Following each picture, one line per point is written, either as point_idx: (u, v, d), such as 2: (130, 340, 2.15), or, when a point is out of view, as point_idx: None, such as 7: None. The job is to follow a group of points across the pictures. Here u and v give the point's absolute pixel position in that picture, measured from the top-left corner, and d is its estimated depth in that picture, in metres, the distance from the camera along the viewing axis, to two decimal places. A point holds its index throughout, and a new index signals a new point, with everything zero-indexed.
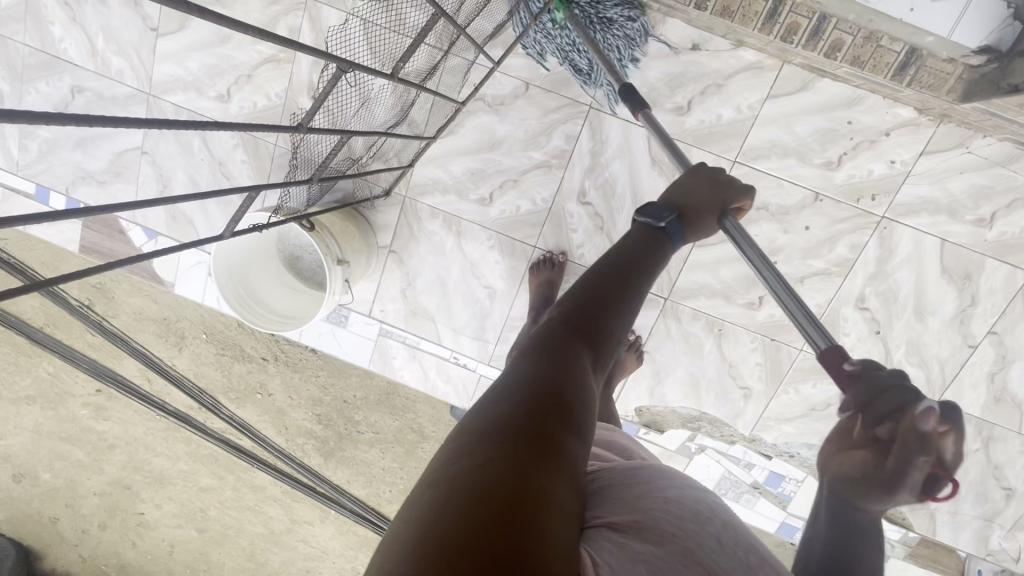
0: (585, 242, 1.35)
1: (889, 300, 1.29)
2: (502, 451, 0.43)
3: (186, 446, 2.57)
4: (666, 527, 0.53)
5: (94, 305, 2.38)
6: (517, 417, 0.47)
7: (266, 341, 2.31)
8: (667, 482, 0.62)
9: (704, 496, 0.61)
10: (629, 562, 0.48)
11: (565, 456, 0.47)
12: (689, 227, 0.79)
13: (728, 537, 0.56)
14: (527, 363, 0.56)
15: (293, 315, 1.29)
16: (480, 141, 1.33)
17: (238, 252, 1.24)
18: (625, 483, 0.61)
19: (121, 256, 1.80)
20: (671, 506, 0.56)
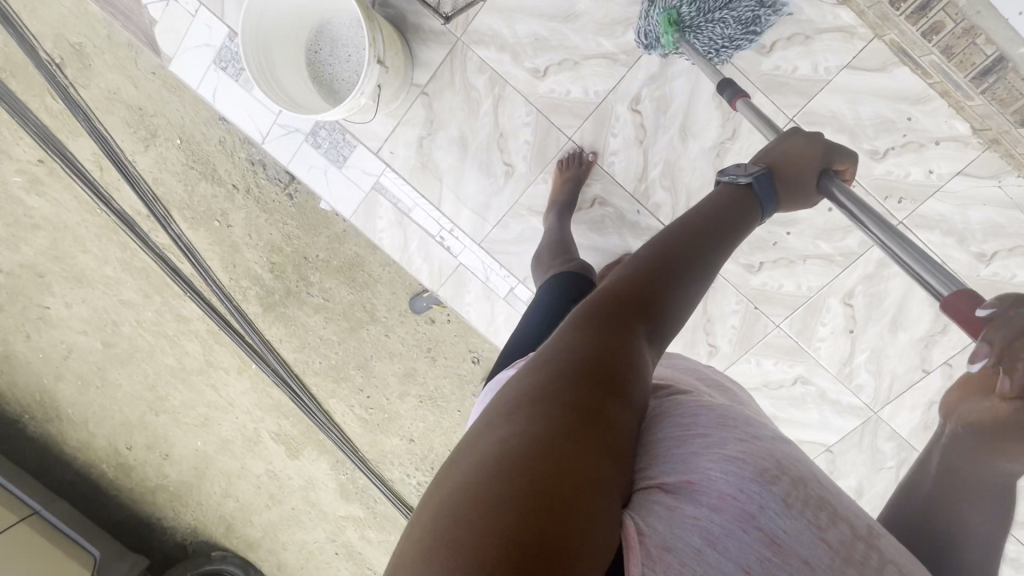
0: (619, 151, 1.33)
1: (873, 304, 1.34)
2: (546, 427, 0.43)
3: (118, 253, 2.38)
4: (723, 491, 0.45)
5: (64, 66, 2.14)
6: (563, 389, 0.46)
7: (243, 170, 2.16)
8: (728, 427, 0.50)
9: (768, 432, 0.52)
10: (678, 530, 0.43)
11: (610, 434, 0.46)
12: (781, 190, 0.81)
13: (799, 494, 0.47)
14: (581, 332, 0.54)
15: (298, 99, 1.21)
16: (557, 8, 1.26)
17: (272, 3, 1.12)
18: (685, 424, 0.51)
19: (122, 7, 1.62)
20: (734, 462, 0.47)
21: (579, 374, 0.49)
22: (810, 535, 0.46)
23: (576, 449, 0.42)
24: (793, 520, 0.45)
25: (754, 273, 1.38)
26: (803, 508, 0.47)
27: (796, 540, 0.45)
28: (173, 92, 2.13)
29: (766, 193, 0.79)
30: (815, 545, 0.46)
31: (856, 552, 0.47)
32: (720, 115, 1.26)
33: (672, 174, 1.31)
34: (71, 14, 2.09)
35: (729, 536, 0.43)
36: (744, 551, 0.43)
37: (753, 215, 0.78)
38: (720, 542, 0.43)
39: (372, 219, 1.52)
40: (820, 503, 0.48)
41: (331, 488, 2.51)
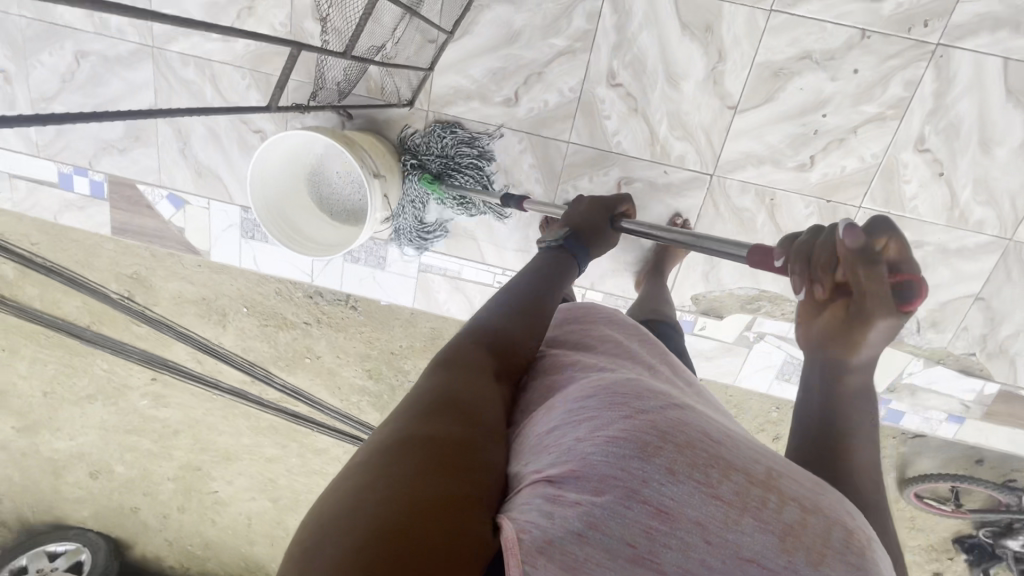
0: (620, 129, 1.30)
1: (951, 137, 1.22)
2: (398, 460, 0.48)
3: (247, 421, 2.62)
4: (605, 472, 0.47)
5: (134, 296, 2.41)
6: (412, 429, 0.52)
7: (306, 306, 2.31)
8: (616, 406, 0.52)
9: (660, 404, 0.53)
10: (558, 520, 0.45)
11: (466, 456, 0.50)
12: (587, 243, 1.01)
13: (686, 459, 0.48)
14: (450, 379, 0.61)
15: (331, 243, 1.27)
16: (499, 36, 1.26)
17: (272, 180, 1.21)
18: (573, 412, 0.54)
19: (153, 232, 1.80)
20: (611, 443, 0.49)
21: (431, 413, 0.54)
22: (699, 496, 0.46)
23: (427, 475, 0.46)
24: (678, 485, 0.46)
25: (810, 169, 1.28)
26: (690, 472, 0.47)
27: (685, 503, 0.46)
28: (220, 273, 2.32)
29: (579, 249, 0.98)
30: (705, 504, 0.46)
31: (753, 499, 0.47)
32: (700, 47, 1.21)
33: (681, 122, 1.28)
34: (118, 253, 2.34)
35: (608, 515, 0.45)
36: (629, 525, 0.45)
37: (574, 266, 0.94)
38: (600, 523, 0.45)
39: (432, 296, 1.60)
40: (711, 461, 0.48)
41: None
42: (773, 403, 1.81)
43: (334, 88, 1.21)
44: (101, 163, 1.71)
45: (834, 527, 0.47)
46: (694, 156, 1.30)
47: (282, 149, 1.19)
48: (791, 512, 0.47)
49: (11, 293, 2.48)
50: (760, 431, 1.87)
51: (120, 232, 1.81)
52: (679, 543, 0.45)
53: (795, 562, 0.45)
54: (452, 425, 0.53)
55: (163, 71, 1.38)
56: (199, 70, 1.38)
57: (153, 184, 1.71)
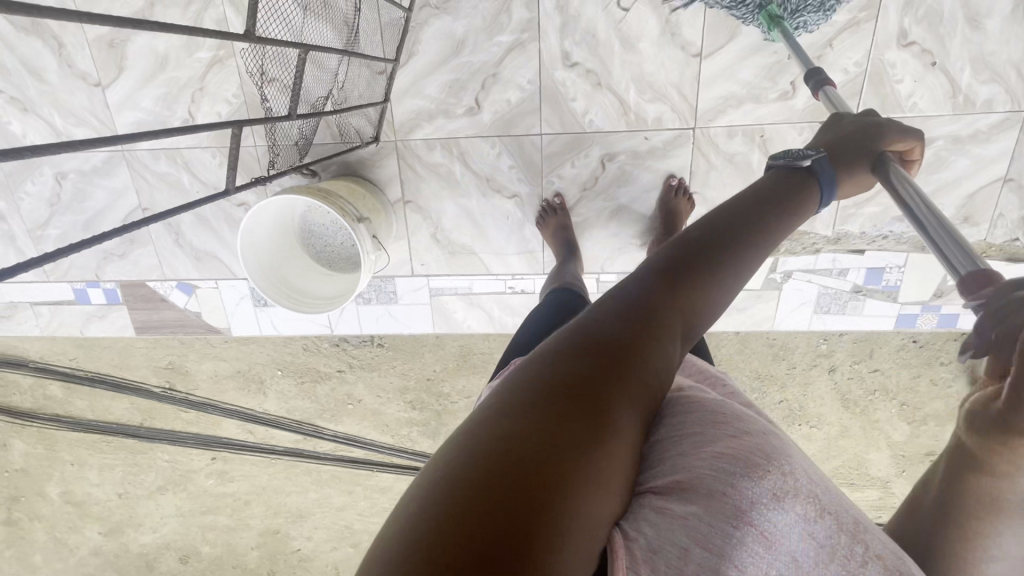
0: (589, 106, 1.26)
1: (934, 22, 1.15)
2: (549, 413, 0.41)
3: (309, 477, 2.66)
4: (715, 487, 0.45)
5: (174, 385, 2.48)
6: (575, 374, 0.44)
7: (335, 354, 2.32)
8: (720, 422, 0.51)
9: (762, 429, 0.52)
10: (663, 532, 0.44)
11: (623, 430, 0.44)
12: (841, 171, 0.69)
13: (791, 486, 0.47)
14: (603, 308, 0.51)
15: (332, 295, 1.26)
16: (445, 48, 1.24)
17: (265, 244, 1.20)
18: (683, 422, 0.52)
19: (173, 322, 1.84)
20: (719, 458, 0.47)
21: (603, 356, 0.46)
22: (799, 529, 0.46)
23: (582, 444, 0.40)
24: (784, 511, 0.46)
25: (794, 95, 1.22)
26: (793, 500, 0.47)
27: (787, 533, 0.45)
28: (247, 343, 2.36)
29: (829, 179, 0.67)
30: (802, 538, 0.46)
31: (846, 548, 0.47)
32: (647, 4, 1.17)
33: (649, 83, 1.23)
34: (150, 348, 2.41)
35: (718, 535, 0.44)
36: (735, 547, 0.44)
37: (812, 195, 0.66)
38: (707, 541, 0.43)
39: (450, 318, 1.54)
40: (808, 496, 0.48)
41: None
42: (819, 336, 1.74)
43: (293, 147, 1.21)
44: (108, 271, 1.76)
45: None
46: (670, 114, 1.26)
47: (270, 212, 1.18)
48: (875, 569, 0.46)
49: (64, 410, 2.58)
50: (812, 366, 1.81)
51: (144, 329, 1.86)
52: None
53: None
54: (605, 388, 0.44)
55: (138, 170, 1.41)
56: (171, 161, 1.40)
57: (161, 280, 1.75)
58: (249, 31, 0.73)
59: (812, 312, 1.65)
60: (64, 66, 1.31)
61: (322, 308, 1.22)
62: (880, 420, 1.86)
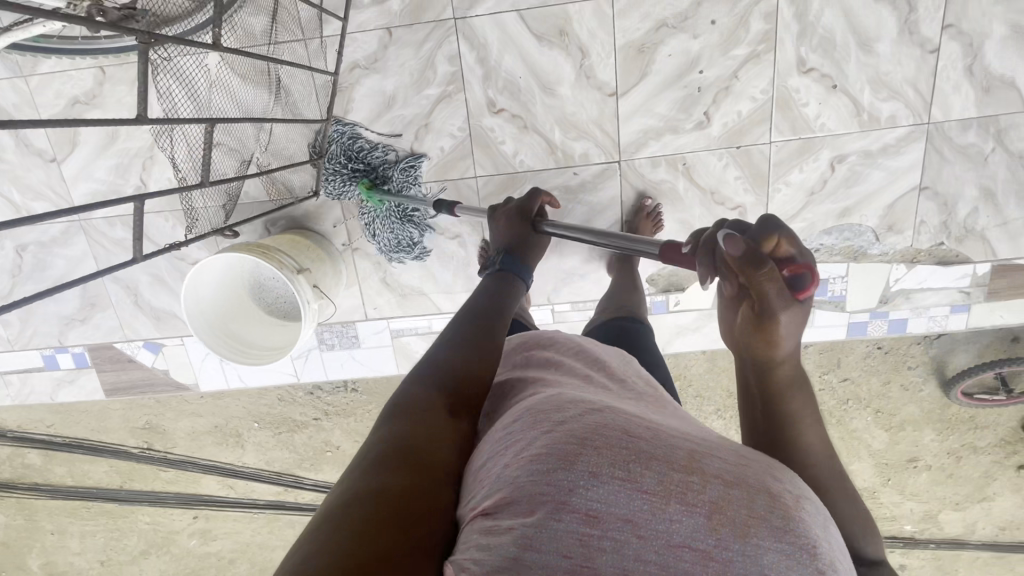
0: (518, 148, 1.33)
1: (829, 49, 1.22)
2: (345, 521, 0.46)
3: (294, 530, 2.62)
4: (528, 489, 0.44)
5: (152, 444, 2.47)
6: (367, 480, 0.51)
7: (310, 402, 2.33)
8: (540, 419, 0.51)
9: (581, 411, 0.50)
10: (493, 551, 0.43)
11: (417, 501, 0.50)
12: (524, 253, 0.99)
13: (604, 455, 0.45)
14: (397, 417, 0.61)
15: (276, 345, 1.28)
16: (378, 104, 1.31)
17: (210, 298, 1.23)
18: (509, 434, 0.52)
19: (141, 382, 1.86)
20: (534, 457, 0.46)
21: (386, 457, 0.54)
22: (622, 493, 0.43)
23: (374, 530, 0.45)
24: (601, 486, 0.43)
25: (709, 125, 1.29)
26: (611, 470, 0.44)
27: (610, 502, 0.43)
28: (223, 397, 2.37)
29: (519, 265, 0.97)
30: (632, 499, 0.43)
31: (679, 486, 0.44)
32: (561, 52, 1.25)
33: (571, 122, 1.30)
34: (127, 409, 2.42)
35: (538, 536, 0.42)
36: (563, 538, 0.42)
37: (518, 280, 0.94)
38: (534, 542, 0.42)
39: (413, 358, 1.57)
40: (631, 453, 0.45)
41: None
42: None
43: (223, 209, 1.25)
44: (72, 337, 1.79)
45: (763, 502, 0.45)
46: (596, 150, 1.32)
47: (214, 268, 1.21)
48: (719, 491, 0.45)
49: (43, 478, 2.57)
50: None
51: (113, 391, 1.87)
52: (617, 554, 0.41)
53: (733, 545, 0.42)
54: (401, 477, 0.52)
55: (94, 238, 1.47)
56: (125, 227, 1.46)
57: (127, 341, 1.78)
58: (138, 117, 0.74)
59: None
60: (20, 145, 1.39)
61: (262, 361, 1.24)
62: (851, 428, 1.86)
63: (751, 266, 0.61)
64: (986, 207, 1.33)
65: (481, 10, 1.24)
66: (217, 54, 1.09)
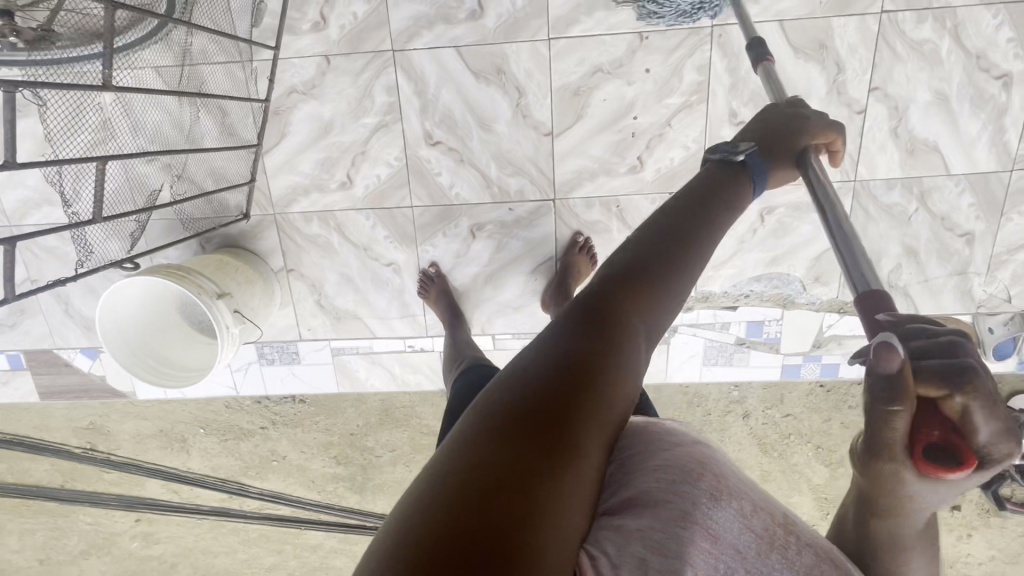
0: (455, 181, 1.34)
1: (759, 104, 1.25)
2: (456, 491, 0.39)
3: (238, 536, 2.60)
4: (659, 496, 0.47)
5: (95, 445, 2.43)
6: (489, 442, 0.42)
7: (257, 411, 2.31)
8: (654, 436, 0.54)
9: (689, 439, 0.55)
10: (623, 548, 0.45)
11: (554, 479, 0.40)
12: (771, 161, 0.71)
13: (725, 486, 0.50)
14: (537, 356, 0.47)
15: (195, 364, 1.28)
16: (315, 129, 1.32)
17: (126, 315, 1.21)
18: (625, 441, 0.54)
19: (75, 388, 1.83)
20: (659, 469, 0.50)
21: (529, 414, 0.43)
22: (737, 522, 0.49)
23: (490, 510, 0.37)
24: (724, 509, 0.48)
25: (642, 169, 1.30)
26: (730, 498, 0.49)
27: (727, 528, 0.48)
28: (169, 401, 2.34)
29: (765, 172, 0.70)
30: (742, 532, 0.49)
31: (774, 535, 0.51)
32: (497, 89, 1.26)
33: (507, 159, 1.31)
34: (70, 409, 2.39)
35: (671, 539, 0.45)
36: (690, 550, 0.45)
37: (751, 185, 0.67)
38: (663, 548, 0.45)
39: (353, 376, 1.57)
40: (741, 492, 0.51)
41: None
42: (715, 387, 1.79)
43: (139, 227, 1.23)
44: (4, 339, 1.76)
45: (824, 563, 0.52)
46: (531, 187, 1.33)
47: (133, 286, 1.19)
48: (805, 551, 0.51)
49: None
50: (724, 415, 1.83)
51: (46, 394, 1.84)
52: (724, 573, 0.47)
53: None
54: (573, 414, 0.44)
55: (24, 244, 1.45)
56: (56, 236, 1.44)
57: (61, 346, 1.75)
58: (6, 162, 0.77)
59: (700, 363, 1.70)
60: None
61: (190, 381, 1.23)
62: (785, 466, 1.89)
63: (879, 392, 0.48)
64: (909, 265, 1.36)
65: (420, 44, 1.24)
66: (113, 95, 1.01)
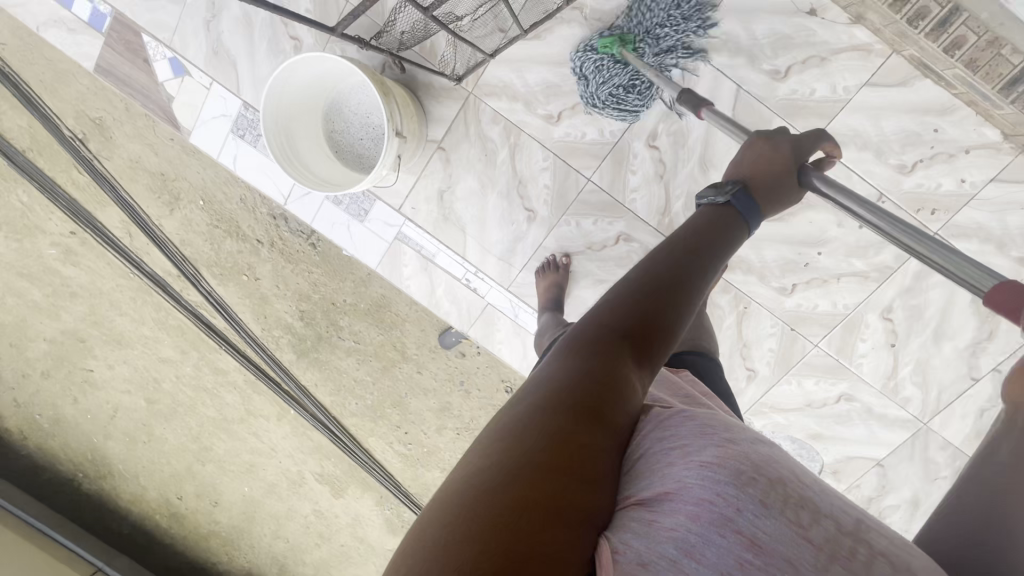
0: (640, 187, 1.32)
1: (913, 316, 1.31)
2: (530, 452, 0.45)
3: (155, 313, 2.38)
4: (701, 497, 0.45)
5: (87, 141, 2.16)
6: (552, 417, 0.48)
7: (265, 224, 2.14)
8: (707, 435, 0.51)
9: (750, 442, 0.51)
10: (652, 547, 0.44)
11: (592, 463, 0.48)
12: (762, 197, 0.77)
13: (779, 495, 0.46)
14: (571, 359, 0.55)
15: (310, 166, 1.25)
16: (565, 53, 1.27)
17: (311, 83, 1.22)
18: (676, 438, 0.51)
19: (136, 90, 1.64)
20: (708, 468, 0.47)
21: (578, 409, 0.49)
22: (790, 534, 0.45)
23: (549, 477, 0.44)
24: (771, 520, 0.45)
25: (787, 295, 1.36)
26: (781, 508, 0.46)
27: (776, 539, 0.44)
28: (191, 155, 2.12)
29: (750, 207, 0.76)
30: (797, 543, 0.45)
31: (842, 548, 0.45)
32: (739, 146, 1.25)
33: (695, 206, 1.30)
34: (88, 91, 2.11)
35: (704, 544, 0.44)
36: (723, 556, 0.43)
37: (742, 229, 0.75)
38: (695, 552, 0.43)
39: (397, 269, 1.53)
40: (800, 502, 0.47)
41: (377, 524, 2.41)
42: None
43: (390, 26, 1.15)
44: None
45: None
46: None
47: (336, 66, 1.21)
48: (882, 568, 0.44)
49: None
50: None
51: (102, 73, 1.64)
52: None
53: None
54: (590, 425, 0.49)
55: None
56: None
57: (162, 40, 1.58)
58: None
59: None
60: None
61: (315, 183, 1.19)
62: None
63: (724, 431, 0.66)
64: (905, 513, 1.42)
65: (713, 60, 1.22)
66: None
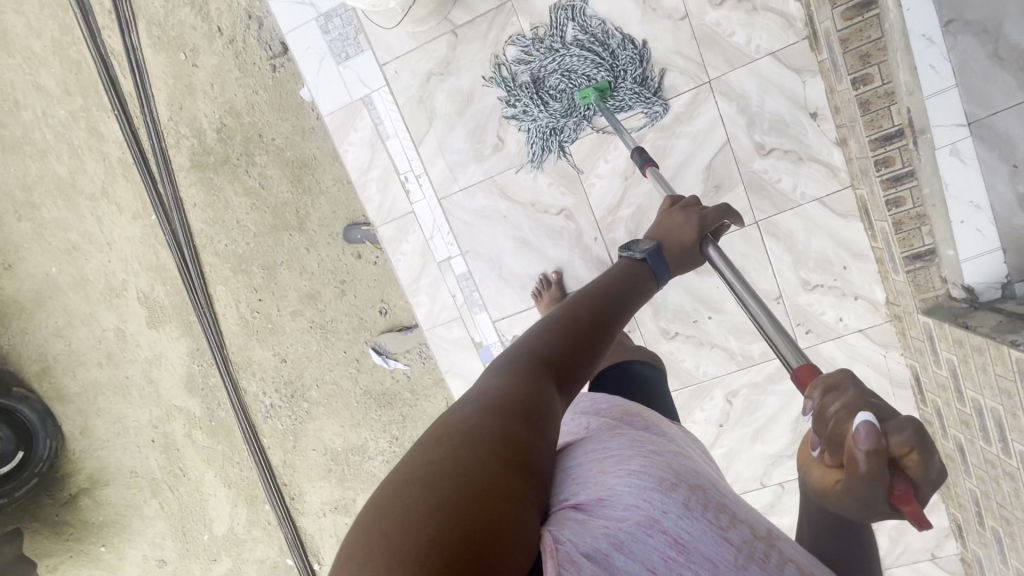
0: (605, 175, 1.38)
1: (748, 408, 1.45)
2: (464, 458, 0.39)
3: (56, 32, 1.94)
4: (629, 500, 0.43)
5: None
6: (484, 422, 0.44)
7: (236, 17, 1.89)
8: (632, 450, 0.50)
9: (670, 460, 0.52)
10: (589, 537, 0.39)
11: (531, 462, 0.43)
12: (671, 261, 0.85)
13: (695, 497, 0.46)
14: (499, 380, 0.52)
15: None
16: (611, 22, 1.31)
17: None
18: (602, 453, 0.50)
19: None
20: (634, 475, 0.46)
21: (503, 414, 0.46)
22: (710, 532, 0.44)
23: (490, 470, 0.39)
24: (694, 520, 0.44)
25: (665, 338, 1.45)
26: (702, 509, 0.46)
27: (698, 539, 0.43)
28: None
29: (664, 268, 0.84)
30: (719, 544, 0.44)
31: (757, 552, 0.46)
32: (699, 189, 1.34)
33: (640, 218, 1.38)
34: None
35: (634, 540, 0.40)
36: (653, 555, 0.41)
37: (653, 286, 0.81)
38: (627, 547, 0.40)
39: (346, 127, 1.44)
40: (717, 506, 0.47)
41: (177, 374, 2.19)
42: None
43: None
44: None
45: None
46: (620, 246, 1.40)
47: None
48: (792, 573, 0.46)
49: None
50: None
51: None
52: None
53: None
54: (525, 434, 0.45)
55: None
56: None
57: None
58: None
59: None
60: None
61: None
62: None
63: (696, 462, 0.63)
64: None
65: (722, 104, 1.30)
66: None
